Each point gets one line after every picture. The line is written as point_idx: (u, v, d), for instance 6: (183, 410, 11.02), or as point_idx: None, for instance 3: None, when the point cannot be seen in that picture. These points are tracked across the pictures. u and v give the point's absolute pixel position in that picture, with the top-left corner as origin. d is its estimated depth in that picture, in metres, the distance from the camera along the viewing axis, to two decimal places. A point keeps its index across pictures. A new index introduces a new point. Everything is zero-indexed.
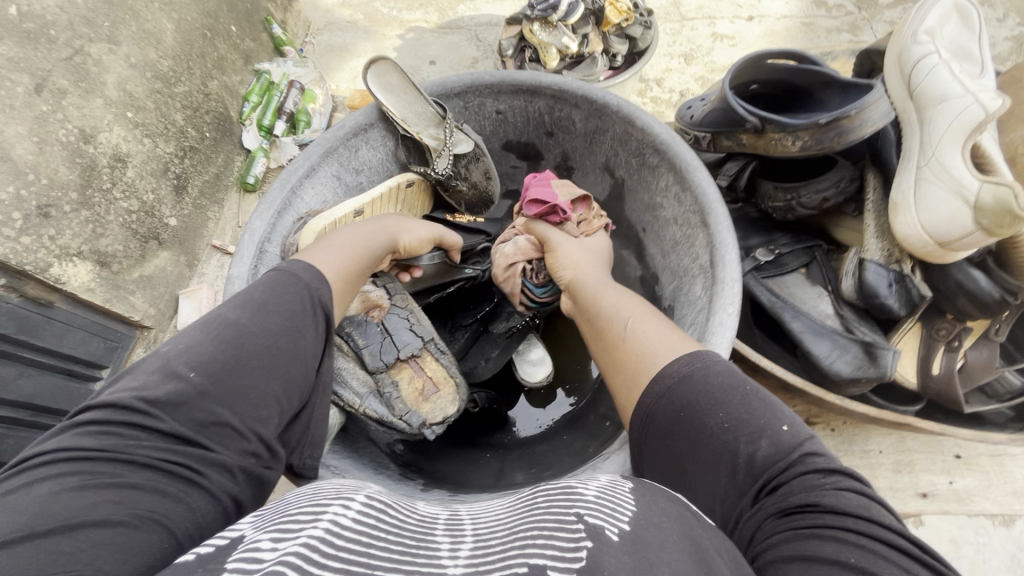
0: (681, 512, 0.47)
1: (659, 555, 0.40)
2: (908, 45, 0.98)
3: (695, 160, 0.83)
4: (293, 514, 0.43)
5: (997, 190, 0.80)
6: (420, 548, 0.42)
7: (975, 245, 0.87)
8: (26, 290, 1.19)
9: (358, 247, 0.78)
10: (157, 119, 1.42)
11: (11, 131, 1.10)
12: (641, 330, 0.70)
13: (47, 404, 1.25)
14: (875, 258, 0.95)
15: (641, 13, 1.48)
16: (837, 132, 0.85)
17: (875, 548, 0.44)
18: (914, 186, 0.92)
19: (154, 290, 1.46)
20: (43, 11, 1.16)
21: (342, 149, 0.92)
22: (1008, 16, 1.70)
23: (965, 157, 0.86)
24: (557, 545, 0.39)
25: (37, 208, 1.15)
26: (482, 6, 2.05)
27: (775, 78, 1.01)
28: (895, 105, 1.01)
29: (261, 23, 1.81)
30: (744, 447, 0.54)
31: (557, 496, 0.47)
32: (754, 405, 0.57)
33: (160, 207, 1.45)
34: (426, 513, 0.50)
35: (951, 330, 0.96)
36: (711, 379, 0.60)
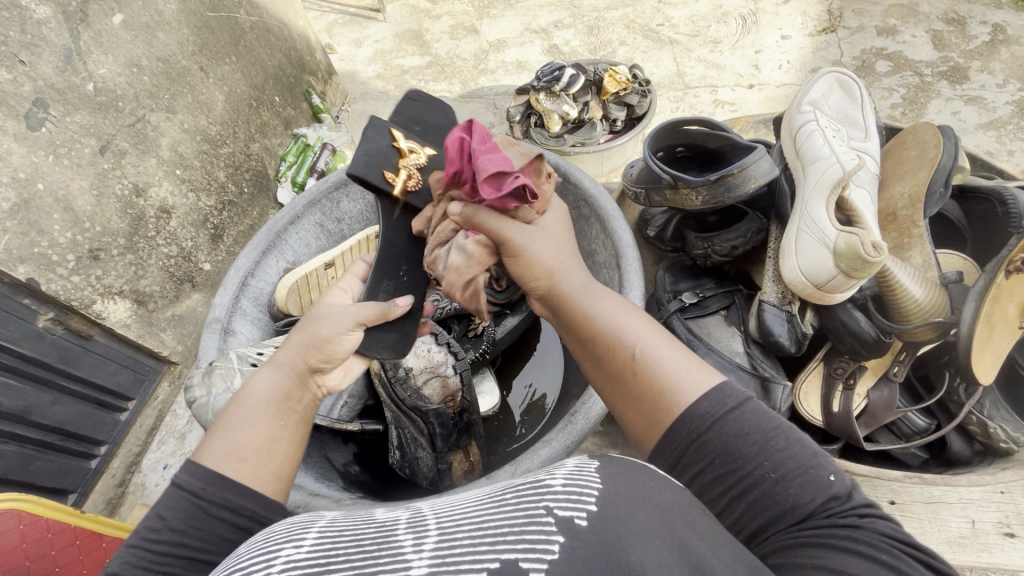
0: (648, 483, 0.47)
1: (626, 526, 0.43)
2: (795, 114, 1.16)
3: (614, 212, 0.94)
4: (245, 567, 0.43)
5: (849, 237, 0.90)
6: (383, 550, 0.44)
7: (846, 287, 0.95)
8: (70, 323, 1.32)
9: (260, 406, 0.62)
10: (202, 176, 1.59)
11: (75, 185, 1.27)
12: (666, 361, 0.59)
13: (75, 430, 1.37)
14: (771, 300, 1.03)
15: (639, 83, 1.60)
16: (725, 188, 0.93)
17: (899, 557, 0.45)
18: (795, 236, 1.01)
19: (184, 328, 1.58)
20: (115, 86, 1.34)
21: (324, 201, 1.05)
22: (1008, 82, 1.74)
23: (828, 209, 0.97)
24: (530, 538, 0.42)
25: (88, 251, 1.31)
26: (501, 77, 2.24)
27: (700, 145, 1.10)
28: (788, 163, 1.15)
29: (303, 94, 2.05)
30: (790, 501, 0.51)
31: (524, 488, 0.48)
32: (799, 456, 0.53)
33: (197, 253, 1.59)
34: (384, 518, 0.50)
35: (846, 368, 1.06)
36: (745, 423, 0.54)
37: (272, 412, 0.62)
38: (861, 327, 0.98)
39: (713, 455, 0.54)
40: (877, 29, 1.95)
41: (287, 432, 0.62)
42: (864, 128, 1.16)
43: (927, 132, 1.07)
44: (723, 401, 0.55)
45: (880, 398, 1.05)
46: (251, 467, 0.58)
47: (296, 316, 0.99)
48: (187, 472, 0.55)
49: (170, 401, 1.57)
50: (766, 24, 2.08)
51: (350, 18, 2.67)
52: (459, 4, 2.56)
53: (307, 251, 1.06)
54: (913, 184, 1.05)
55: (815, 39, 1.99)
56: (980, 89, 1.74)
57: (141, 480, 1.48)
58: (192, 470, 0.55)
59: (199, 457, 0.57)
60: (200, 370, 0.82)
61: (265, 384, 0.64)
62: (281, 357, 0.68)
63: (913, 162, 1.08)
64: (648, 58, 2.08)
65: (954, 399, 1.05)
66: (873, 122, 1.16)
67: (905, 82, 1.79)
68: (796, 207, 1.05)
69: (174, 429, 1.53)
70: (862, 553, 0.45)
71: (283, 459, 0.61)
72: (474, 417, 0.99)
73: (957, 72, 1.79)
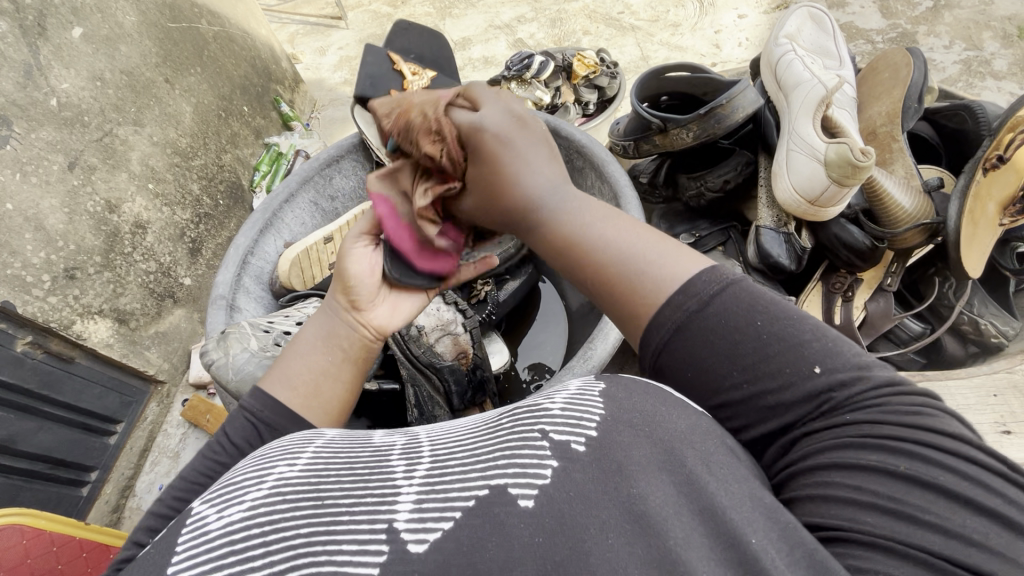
0: (654, 406, 0.47)
1: (627, 454, 0.43)
2: (772, 48, 1.18)
3: (610, 158, 0.96)
4: (237, 481, 0.48)
5: (839, 147, 0.92)
6: (376, 473, 0.47)
7: (840, 199, 0.97)
8: (50, 347, 1.28)
9: (312, 343, 0.70)
10: (175, 189, 1.56)
11: (45, 205, 1.24)
12: (633, 252, 0.56)
13: (64, 457, 1.33)
14: (768, 225, 1.07)
15: (607, 66, 1.62)
16: (716, 119, 0.95)
17: (941, 462, 0.42)
18: (785, 157, 1.02)
19: (168, 345, 1.55)
20: (78, 101, 1.31)
21: (317, 179, 1.05)
22: (954, 43, 1.83)
23: (815, 126, 1.00)
24: (522, 462, 0.43)
25: (64, 270, 1.27)
26: (470, 74, 2.25)
27: (683, 92, 1.14)
28: (771, 96, 1.18)
29: (271, 103, 2.02)
30: (777, 387, 0.50)
31: (520, 414, 0.49)
32: (781, 340, 0.50)
33: (176, 268, 1.56)
34: (381, 442, 0.53)
35: (844, 283, 1.08)
36: (733, 299, 0.52)
37: (323, 347, 0.70)
38: (853, 238, 1.02)
39: (692, 360, 0.53)
40: (829, 2, 2.03)
41: (336, 368, 0.69)
42: (838, 58, 1.19)
43: (897, 55, 1.12)
44: (691, 299, 0.52)
45: (877, 308, 1.08)
46: (303, 395, 0.66)
47: (301, 291, 0.98)
48: (253, 396, 0.65)
49: (160, 420, 1.54)
50: (723, 5, 2.15)
51: (312, 27, 2.66)
52: (421, 6, 2.58)
53: (304, 229, 1.07)
54: (890, 102, 1.10)
55: (770, 16, 2.07)
56: (929, 51, 1.82)
57: (137, 503, 1.44)
58: (257, 396, 0.65)
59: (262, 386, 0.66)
60: (212, 338, 0.81)
61: (315, 328, 0.72)
62: (327, 303, 0.75)
63: (887, 83, 1.12)
64: (613, 45, 2.13)
65: (943, 302, 1.10)
66: (846, 50, 1.19)
67: (859, 49, 1.86)
68: (784, 130, 1.07)
69: (167, 448, 1.50)
70: (874, 467, 0.43)
71: (332, 392, 0.68)
72: (487, 374, 0.94)
73: (906, 37, 1.87)
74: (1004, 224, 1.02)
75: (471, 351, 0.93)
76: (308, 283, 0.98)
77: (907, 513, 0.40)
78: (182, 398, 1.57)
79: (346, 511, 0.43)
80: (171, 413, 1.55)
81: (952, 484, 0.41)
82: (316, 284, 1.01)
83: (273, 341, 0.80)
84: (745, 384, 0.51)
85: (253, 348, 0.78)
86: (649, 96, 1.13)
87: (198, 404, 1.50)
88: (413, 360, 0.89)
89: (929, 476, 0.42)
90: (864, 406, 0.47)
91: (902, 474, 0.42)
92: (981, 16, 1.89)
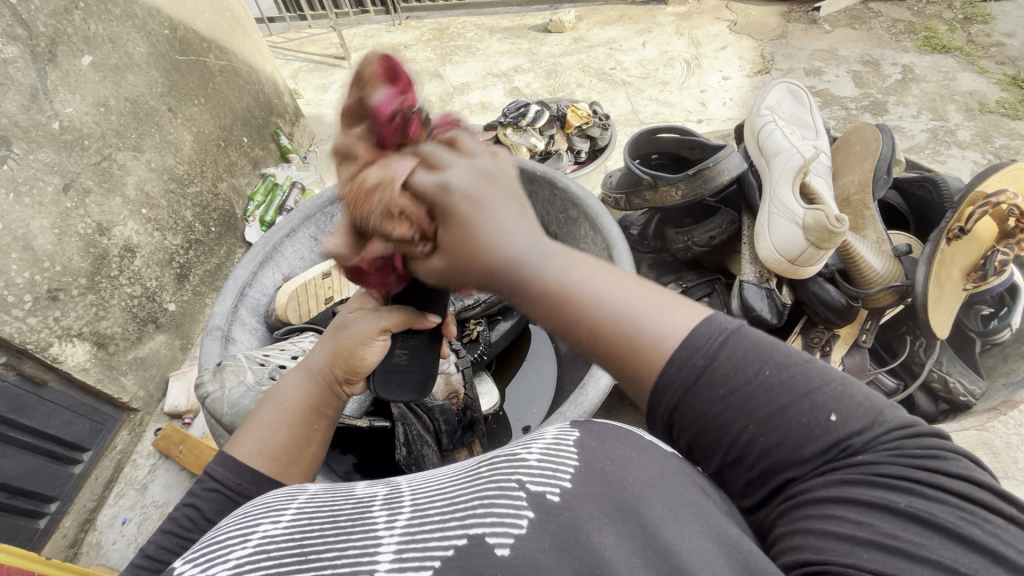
0: (630, 454, 0.42)
1: (598, 505, 0.38)
2: (755, 117, 1.28)
3: (604, 211, 0.99)
4: (223, 539, 0.40)
5: (816, 213, 0.96)
6: (357, 527, 0.40)
7: (816, 262, 1.02)
8: (23, 369, 1.26)
9: (291, 408, 0.63)
10: (168, 215, 1.56)
11: (36, 224, 1.24)
12: (631, 314, 0.43)
13: (23, 486, 1.27)
14: (750, 279, 1.09)
15: (600, 117, 1.70)
16: (703, 181, 1.00)
17: (928, 496, 0.38)
18: (767, 221, 1.07)
19: (146, 371, 1.52)
20: (81, 125, 1.33)
21: (319, 215, 1.07)
22: (921, 113, 1.96)
23: (795, 194, 1.05)
24: (498, 512, 0.37)
25: (47, 291, 1.26)
26: (467, 117, 2.29)
27: (674, 152, 1.20)
28: (754, 161, 1.26)
29: (271, 136, 2.06)
30: (789, 454, 0.41)
31: (498, 460, 0.43)
32: (792, 388, 0.41)
33: (161, 293, 1.55)
34: (361, 495, 0.45)
35: (822, 337, 1.10)
36: (732, 365, 0.42)
37: (303, 413, 0.64)
38: (833, 296, 1.04)
39: (702, 422, 0.43)
40: (805, 70, 2.18)
41: (317, 435, 0.64)
42: (814, 129, 1.28)
43: (868, 130, 1.20)
44: (695, 355, 0.42)
45: (853, 363, 1.09)
46: (276, 461, 0.60)
47: (297, 324, 0.99)
48: (221, 465, 0.57)
49: (129, 450, 1.48)
50: (709, 67, 2.29)
51: (314, 65, 2.75)
52: (423, 52, 2.70)
53: (303, 263, 1.08)
54: (860, 172, 1.17)
55: (752, 79, 2.20)
56: (898, 120, 1.95)
57: (95, 539, 1.35)
58: (228, 463, 0.57)
59: (235, 451, 0.59)
60: (207, 369, 0.80)
61: (297, 389, 0.65)
62: (312, 361, 0.68)
63: (859, 154, 1.19)
64: (605, 98, 2.23)
65: (915, 359, 1.12)
66: (821, 122, 1.28)
67: (834, 115, 1.98)
68: (765, 195, 1.12)
69: (134, 480, 1.44)
70: (877, 506, 0.38)
71: (312, 458, 0.63)
72: (477, 415, 0.93)
73: (877, 106, 2.00)
74: (968, 289, 1.06)
75: (462, 392, 0.93)
76: (303, 316, 0.99)
77: (889, 547, 0.35)
78: (154, 427, 1.51)
79: (329, 564, 0.36)
80: (141, 443, 1.49)
81: (920, 510, 0.37)
82: (311, 317, 1.02)
83: (268, 375, 0.80)
84: (762, 436, 0.42)
85: (249, 381, 0.78)
86: (640, 154, 1.19)
87: (172, 434, 1.45)
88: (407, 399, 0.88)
89: (933, 516, 0.37)
90: (873, 447, 0.40)
91: (893, 509, 0.37)
92: (945, 90, 2.04)
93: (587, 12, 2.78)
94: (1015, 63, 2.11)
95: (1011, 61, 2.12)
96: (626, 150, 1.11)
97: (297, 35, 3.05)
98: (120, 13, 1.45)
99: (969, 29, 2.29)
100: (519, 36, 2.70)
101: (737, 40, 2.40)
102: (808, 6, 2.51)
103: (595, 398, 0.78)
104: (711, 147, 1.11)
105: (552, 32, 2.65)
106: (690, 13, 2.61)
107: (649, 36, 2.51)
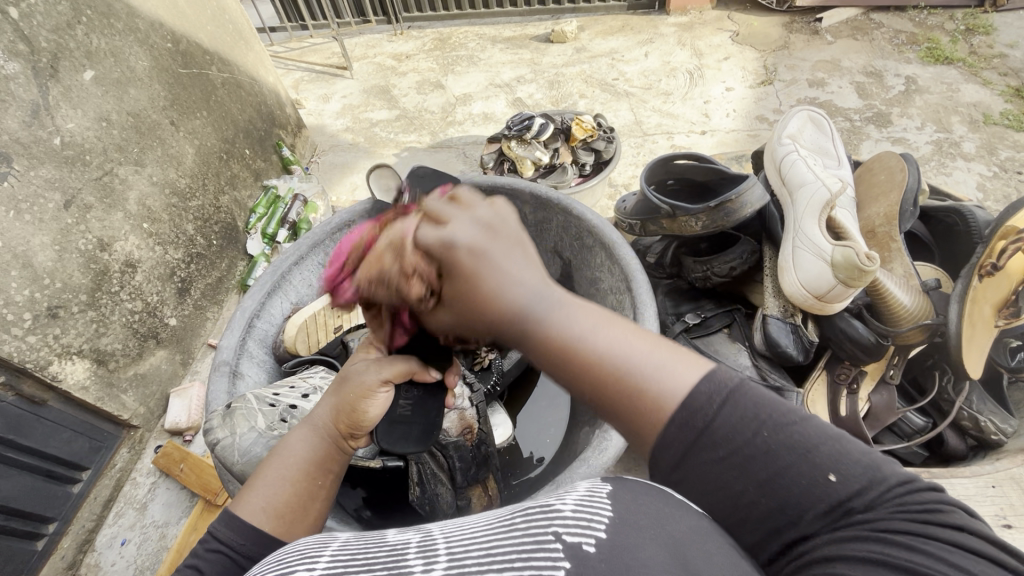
0: (661, 508, 0.41)
1: (637, 557, 0.36)
2: (777, 146, 1.27)
3: (620, 240, 0.95)
4: None
5: (845, 250, 0.96)
6: (392, 574, 0.37)
7: (844, 297, 1.00)
8: (22, 389, 1.24)
9: (298, 465, 0.61)
10: (169, 230, 1.55)
11: (36, 241, 1.22)
12: (640, 364, 0.42)
13: (22, 508, 1.25)
14: (774, 314, 1.08)
15: (604, 130, 1.69)
16: (724, 213, 0.99)
17: (928, 551, 0.36)
18: (792, 255, 1.06)
19: (147, 388, 1.50)
20: (82, 141, 1.32)
21: (328, 242, 1.06)
22: (925, 125, 1.95)
23: (821, 228, 1.04)
24: (535, 565, 0.36)
25: (46, 309, 1.24)
26: (469, 129, 2.28)
27: (689, 177, 1.18)
28: (777, 192, 1.25)
29: (273, 147, 2.05)
30: (788, 515, 0.41)
31: (531, 508, 0.41)
32: (792, 448, 0.41)
33: (162, 308, 1.53)
34: (394, 541, 0.43)
35: (848, 373, 1.08)
36: (735, 417, 0.41)
37: (309, 471, 0.61)
38: (860, 333, 1.03)
39: (706, 481, 0.42)
40: (808, 81, 2.18)
41: (324, 491, 0.62)
42: (835, 158, 1.27)
43: (892, 159, 1.18)
44: (695, 413, 0.41)
45: (881, 400, 1.07)
46: (281, 521, 0.57)
47: (305, 355, 0.97)
48: (227, 525, 0.55)
49: (129, 469, 1.46)
50: (711, 78, 2.28)
51: (316, 75, 2.75)
52: (424, 62, 2.70)
53: (311, 291, 1.06)
54: (887, 204, 1.14)
55: (755, 89, 2.20)
56: (903, 131, 1.94)
57: (95, 560, 1.34)
58: (233, 523, 0.55)
59: (239, 508, 0.56)
60: (216, 412, 0.79)
61: (303, 445, 0.63)
62: (317, 416, 0.66)
63: (884, 184, 1.17)
64: (608, 109, 2.22)
65: (945, 397, 1.09)
66: (843, 151, 1.27)
67: (838, 127, 1.98)
68: (790, 228, 1.12)
69: (134, 499, 1.42)
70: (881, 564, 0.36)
71: (318, 514, 0.60)
72: (492, 449, 0.91)
73: (881, 117, 2.00)
74: (999, 326, 1.03)
75: (476, 427, 0.91)
76: (312, 348, 0.97)
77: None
78: (155, 444, 1.50)
79: None
80: (141, 460, 1.48)
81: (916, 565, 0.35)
82: (320, 347, 1.01)
83: (279, 418, 0.78)
84: (763, 497, 0.41)
85: (261, 426, 0.76)
86: (656, 180, 1.18)
87: (173, 452, 1.43)
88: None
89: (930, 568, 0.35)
90: (880, 503, 0.39)
91: (896, 566, 0.35)
92: (949, 101, 2.03)
93: (588, 22, 2.78)
94: (1018, 74, 2.12)
95: (1014, 73, 2.12)
96: (643, 178, 1.10)
97: (298, 45, 3.05)
98: (122, 27, 1.43)
99: (971, 40, 2.29)
100: (521, 46, 2.70)
101: (740, 51, 2.40)
102: (809, 17, 2.52)
103: (621, 443, 0.76)
104: (730, 176, 1.10)
105: (553, 42, 2.65)
106: (691, 24, 2.61)
107: (651, 46, 2.51)
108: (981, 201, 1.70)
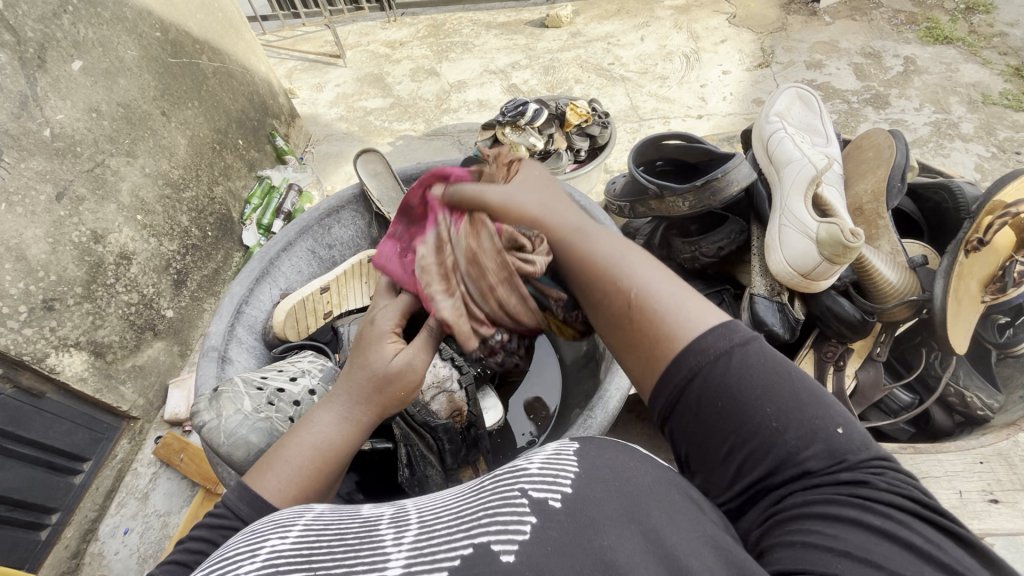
0: (625, 464, 0.41)
1: (600, 509, 0.36)
2: (764, 125, 1.26)
3: (607, 220, 0.94)
4: (230, 557, 0.38)
5: (829, 227, 0.95)
6: (364, 544, 0.38)
7: (830, 275, 1.00)
8: (20, 381, 1.24)
9: (321, 452, 0.59)
10: (164, 221, 1.55)
11: (29, 234, 1.21)
12: (668, 298, 0.50)
13: (24, 499, 1.26)
14: (761, 294, 1.07)
15: (599, 115, 1.67)
16: (711, 192, 0.98)
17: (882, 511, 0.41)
18: (779, 234, 1.06)
19: (145, 380, 1.50)
20: (73, 132, 1.31)
21: (316, 228, 1.06)
22: (923, 106, 1.94)
23: (807, 206, 1.04)
24: (501, 519, 0.36)
25: (42, 301, 1.24)
26: (463, 116, 2.26)
27: (678, 157, 1.18)
28: (764, 170, 1.25)
29: (266, 137, 2.04)
30: (785, 449, 0.44)
31: (501, 474, 0.42)
32: (811, 400, 0.46)
33: (159, 299, 1.53)
34: (367, 514, 0.43)
35: (835, 351, 1.08)
36: (753, 365, 0.46)
37: (332, 457, 0.60)
38: (845, 310, 1.02)
39: (717, 394, 0.46)
40: (805, 63, 2.16)
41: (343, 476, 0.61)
42: (824, 135, 1.26)
43: (880, 136, 1.17)
44: (719, 355, 0.46)
45: (867, 377, 1.06)
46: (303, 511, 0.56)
47: (295, 341, 0.98)
48: (246, 507, 0.53)
49: (130, 459, 1.47)
50: (708, 61, 2.26)
51: (309, 64, 2.72)
52: (418, 49, 2.68)
53: (300, 277, 1.07)
54: (874, 181, 1.13)
55: (752, 73, 2.17)
56: (900, 113, 1.93)
57: (98, 549, 1.35)
58: (258, 506, 0.53)
59: (262, 495, 0.55)
60: (203, 396, 0.79)
61: (326, 431, 0.61)
62: (343, 397, 0.63)
63: (871, 162, 1.16)
64: (604, 94, 2.20)
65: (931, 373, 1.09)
66: (832, 127, 1.26)
67: (836, 109, 1.96)
68: (776, 206, 1.12)
69: (135, 489, 1.43)
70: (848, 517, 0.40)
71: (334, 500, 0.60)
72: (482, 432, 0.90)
73: (879, 99, 1.98)
74: (986, 301, 1.02)
75: (466, 410, 0.89)
76: (302, 334, 0.98)
77: (875, 565, 0.36)
78: (155, 435, 1.51)
79: None
80: (141, 451, 1.49)
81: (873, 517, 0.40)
82: (309, 333, 1.01)
83: (266, 401, 0.78)
84: (772, 426, 0.45)
85: (247, 408, 0.76)
86: (645, 160, 1.18)
87: (173, 441, 1.43)
88: (408, 420, 0.87)
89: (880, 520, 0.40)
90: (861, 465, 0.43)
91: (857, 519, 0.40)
92: (948, 82, 2.02)
93: (585, 7, 2.74)
94: (1017, 53, 2.09)
95: (1014, 52, 2.10)
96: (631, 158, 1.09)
97: (291, 34, 3.02)
98: (110, 16, 1.42)
99: (971, 19, 2.27)
100: (515, 32, 2.67)
101: (737, 34, 2.37)
102: None
103: (605, 421, 0.76)
104: (718, 156, 1.09)
105: (549, 28, 2.62)
106: (689, 7, 2.58)
107: (647, 30, 2.48)
108: (977, 181, 1.69)
